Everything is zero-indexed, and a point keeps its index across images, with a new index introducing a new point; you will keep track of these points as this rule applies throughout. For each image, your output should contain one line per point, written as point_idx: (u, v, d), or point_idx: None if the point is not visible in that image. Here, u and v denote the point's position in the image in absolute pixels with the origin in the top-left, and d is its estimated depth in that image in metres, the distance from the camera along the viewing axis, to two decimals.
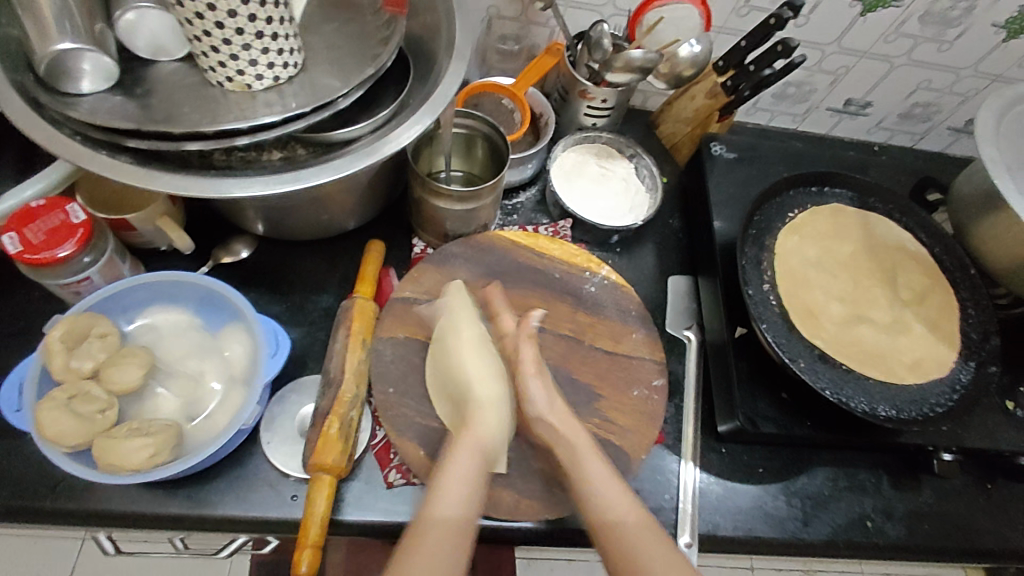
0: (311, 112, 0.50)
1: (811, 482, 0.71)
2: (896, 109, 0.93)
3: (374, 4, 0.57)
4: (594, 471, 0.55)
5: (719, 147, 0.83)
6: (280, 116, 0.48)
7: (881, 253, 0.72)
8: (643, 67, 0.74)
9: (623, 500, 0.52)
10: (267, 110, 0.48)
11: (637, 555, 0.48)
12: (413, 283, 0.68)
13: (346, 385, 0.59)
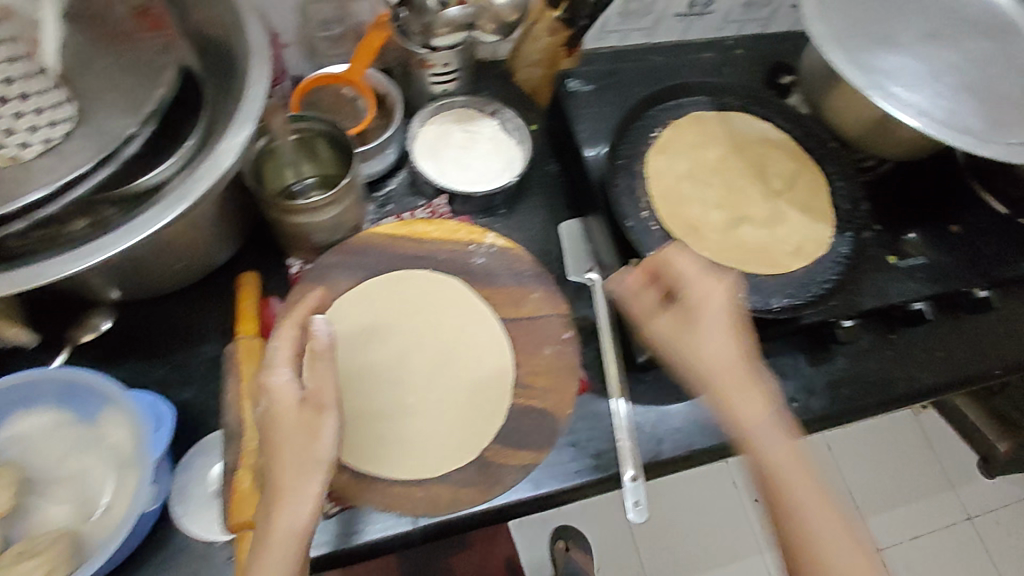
0: (95, 170, 0.46)
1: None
2: (737, 1, 0.93)
3: (142, 30, 0.51)
4: (292, 478, 0.47)
5: (576, 83, 0.79)
6: (56, 184, 0.44)
7: (743, 149, 0.73)
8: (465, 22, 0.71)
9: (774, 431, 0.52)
10: (46, 180, 0.44)
11: (798, 521, 0.49)
12: (293, 308, 0.64)
13: (250, 435, 0.57)
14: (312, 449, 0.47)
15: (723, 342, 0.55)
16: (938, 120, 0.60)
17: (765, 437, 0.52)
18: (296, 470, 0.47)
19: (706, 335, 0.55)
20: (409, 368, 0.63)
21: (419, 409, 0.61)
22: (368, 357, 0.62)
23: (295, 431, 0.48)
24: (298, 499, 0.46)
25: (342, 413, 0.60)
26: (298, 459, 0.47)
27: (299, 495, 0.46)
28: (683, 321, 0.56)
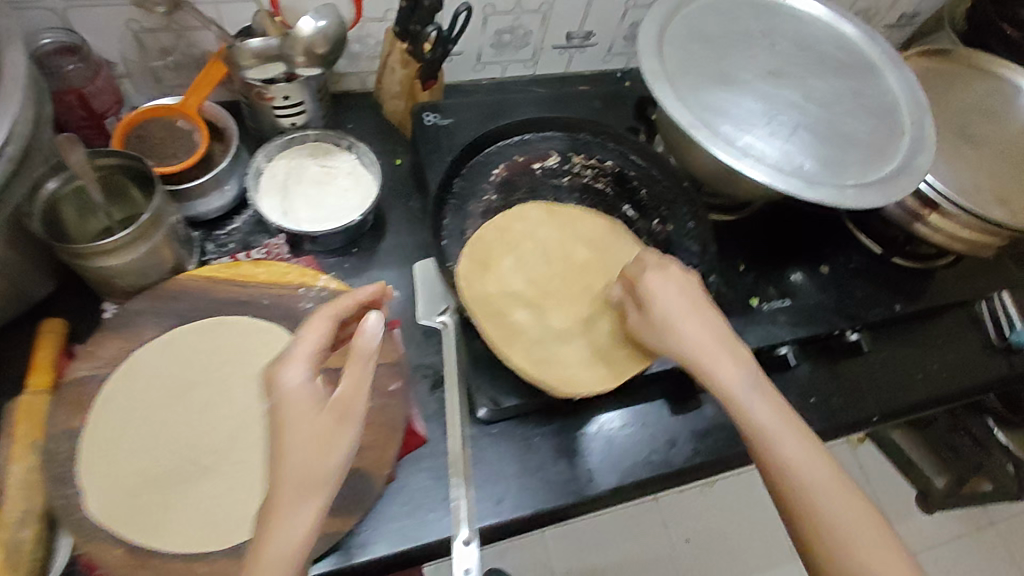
0: None
1: (593, 435, 0.70)
2: (619, 32, 0.91)
3: None
4: (286, 497, 0.43)
5: (433, 116, 0.77)
6: None
7: (605, 248, 0.66)
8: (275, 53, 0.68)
9: (802, 451, 0.50)
10: None
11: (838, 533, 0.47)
12: (88, 359, 0.59)
13: (10, 504, 0.53)
14: (325, 458, 0.44)
15: (312, 456, 0.44)
16: (766, 162, 0.58)
17: (750, 403, 0.52)
18: (301, 488, 0.43)
19: (685, 324, 0.55)
20: (211, 424, 0.58)
21: (217, 468, 0.56)
22: (167, 411, 0.58)
23: (310, 437, 0.45)
24: (291, 519, 0.43)
25: (128, 476, 0.55)
26: (307, 473, 0.44)
27: (292, 518, 0.43)
28: (681, 309, 0.56)
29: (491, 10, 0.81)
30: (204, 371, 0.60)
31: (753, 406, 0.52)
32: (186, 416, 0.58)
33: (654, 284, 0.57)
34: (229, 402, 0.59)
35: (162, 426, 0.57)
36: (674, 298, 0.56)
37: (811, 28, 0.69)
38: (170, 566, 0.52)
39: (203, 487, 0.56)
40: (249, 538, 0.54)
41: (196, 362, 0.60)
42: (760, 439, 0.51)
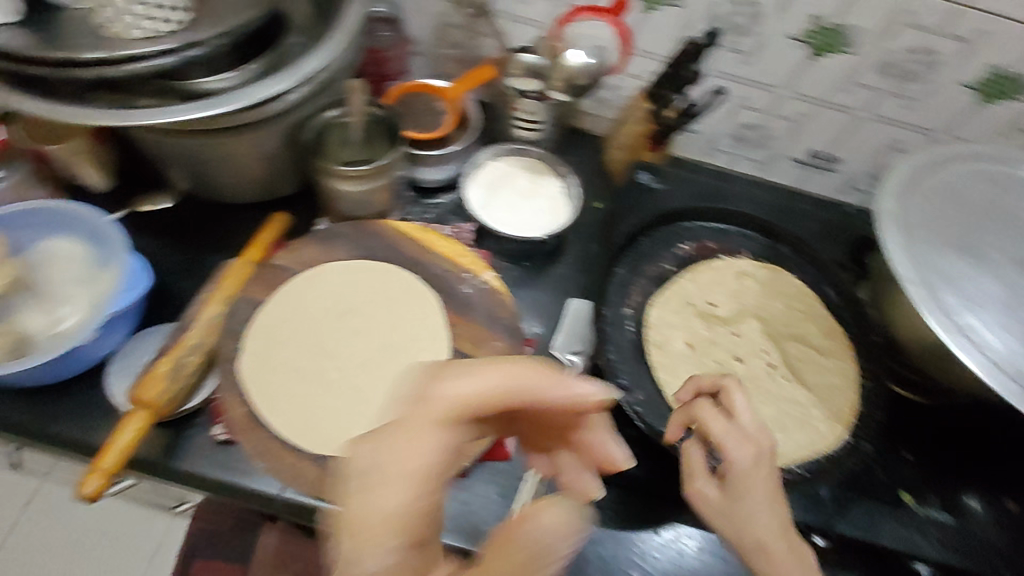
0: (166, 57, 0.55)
1: (666, 542, 0.62)
2: (866, 169, 0.87)
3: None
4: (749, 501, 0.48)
5: (647, 178, 0.82)
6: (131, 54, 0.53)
7: (758, 393, 0.60)
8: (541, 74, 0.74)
9: None
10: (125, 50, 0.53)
11: None
12: (290, 254, 0.70)
13: (191, 333, 0.63)
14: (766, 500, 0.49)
15: (755, 508, 0.48)
16: (982, 349, 0.51)
17: (779, 558, 0.47)
18: (755, 480, 0.49)
19: (756, 506, 0.48)
20: (353, 347, 0.66)
21: (340, 384, 0.64)
22: (328, 320, 0.67)
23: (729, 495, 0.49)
24: (757, 504, 0.48)
25: (280, 355, 0.64)
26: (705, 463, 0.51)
27: (745, 494, 0.49)
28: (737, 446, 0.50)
29: (744, 104, 0.82)
30: (370, 302, 0.69)
31: None
32: (338, 330, 0.67)
33: (732, 453, 0.50)
34: (373, 335, 0.67)
35: (317, 329, 0.66)
36: (749, 461, 0.50)
37: None
38: (268, 444, 0.60)
39: (324, 393, 0.63)
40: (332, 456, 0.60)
41: (367, 293, 0.69)
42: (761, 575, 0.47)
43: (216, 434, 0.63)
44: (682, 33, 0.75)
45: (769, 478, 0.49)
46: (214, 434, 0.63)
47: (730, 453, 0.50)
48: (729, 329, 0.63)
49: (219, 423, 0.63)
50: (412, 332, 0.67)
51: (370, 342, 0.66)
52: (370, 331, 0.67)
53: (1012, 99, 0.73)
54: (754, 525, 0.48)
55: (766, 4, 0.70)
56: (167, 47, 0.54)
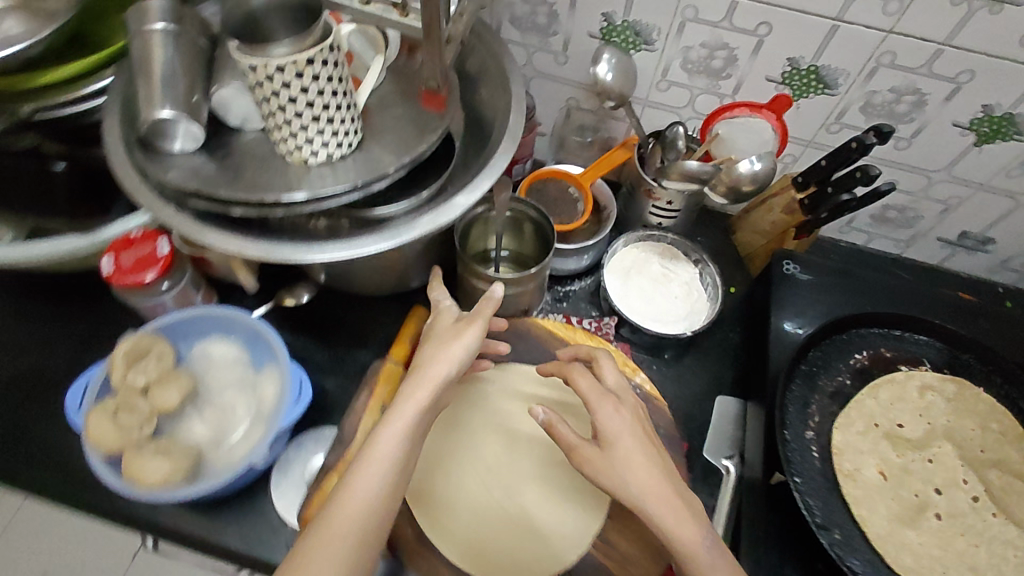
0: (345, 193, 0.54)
1: None
2: (1023, 249, 0.82)
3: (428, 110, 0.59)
4: (627, 455, 0.52)
5: (794, 267, 0.76)
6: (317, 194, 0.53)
7: (958, 528, 0.57)
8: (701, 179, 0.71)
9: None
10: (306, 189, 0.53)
11: None
12: None
13: (354, 447, 0.62)
14: (628, 446, 0.53)
15: (639, 473, 0.51)
16: None
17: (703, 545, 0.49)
18: (633, 438, 0.53)
19: (630, 470, 0.52)
20: (518, 464, 0.64)
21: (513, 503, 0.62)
22: (489, 433, 0.65)
23: (625, 453, 0.53)
24: (623, 466, 0.52)
25: (444, 473, 0.63)
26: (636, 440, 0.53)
27: (614, 463, 0.52)
28: (610, 403, 0.55)
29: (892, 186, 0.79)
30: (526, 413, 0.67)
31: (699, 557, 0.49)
32: (496, 444, 0.65)
33: (608, 415, 0.54)
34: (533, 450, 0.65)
35: (476, 445, 0.65)
36: (621, 424, 0.54)
37: None
38: (439, 569, 0.58)
39: (490, 515, 0.61)
40: None
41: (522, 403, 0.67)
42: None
43: None
44: (832, 120, 0.72)
45: (627, 421, 0.54)
46: None
47: (598, 412, 0.54)
48: (918, 452, 0.60)
49: None
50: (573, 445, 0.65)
51: (530, 459, 0.64)
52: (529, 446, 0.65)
53: None
54: (626, 478, 0.51)
55: (932, 93, 0.66)
56: (354, 182, 0.53)
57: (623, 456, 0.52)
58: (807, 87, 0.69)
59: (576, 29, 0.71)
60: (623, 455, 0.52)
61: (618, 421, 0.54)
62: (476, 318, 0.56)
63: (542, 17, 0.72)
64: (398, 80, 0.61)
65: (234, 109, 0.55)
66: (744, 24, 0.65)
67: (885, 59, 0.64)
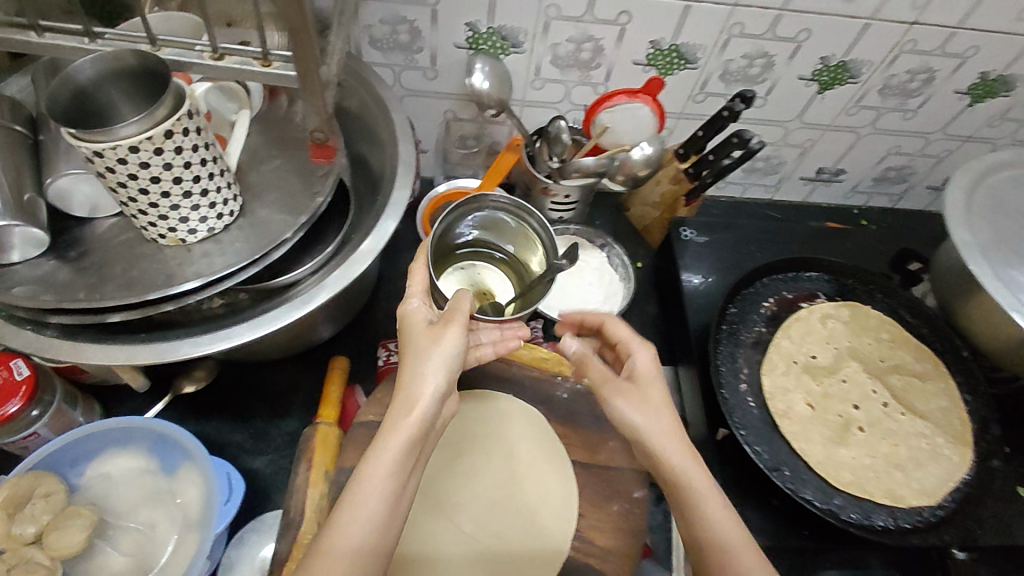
0: (242, 270, 0.49)
1: None
2: (869, 174, 0.92)
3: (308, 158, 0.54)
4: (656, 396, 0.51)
5: (690, 232, 0.80)
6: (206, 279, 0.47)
7: (884, 433, 0.62)
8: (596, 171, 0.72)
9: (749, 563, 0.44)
10: (192, 277, 0.48)
11: None
12: (376, 406, 0.65)
13: (307, 526, 0.58)
14: (654, 385, 0.52)
15: (668, 417, 0.50)
16: None
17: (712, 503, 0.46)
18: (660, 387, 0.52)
19: (655, 412, 0.50)
20: (474, 489, 0.63)
21: (494, 517, 0.61)
22: (435, 467, 0.63)
23: (654, 391, 0.51)
24: (654, 409, 0.50)
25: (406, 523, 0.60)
26: (658, 385, 0.52)
27: (646, 402, 0.51)
28: (637, 345, 0.54)
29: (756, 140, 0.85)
30: (476, 437, 0.65)
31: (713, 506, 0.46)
32: (452, 475, 0.63)
33: (643, 356, 0.53)
34: (491, 473, 0.64)
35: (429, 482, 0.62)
36: (657, 372, 0.53)
37: None
38: None
39: (462, 550, 0.59)
40: None
41: (470, 427, 0.65)
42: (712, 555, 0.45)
43: None
44: (698, 91, 0.77)
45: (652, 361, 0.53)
46: None
47: (635, 352, 0.54)
48: (832, 375, 0.65)
49: None
50: (528, 459, 0.64)
51: (489, 481, 0.63)
52: (485, 469, 0.64)
53: (1002, 95, 0.79)
54: (655, 423, 0.49)
55: (777, 54, 0.72)
56: (251, 257, 0.49)
57: (652, 389, 0.52)
58: (671, 65, 0.73)
59: (441, 41, 0.70)
60: (654, 392, 0.51)
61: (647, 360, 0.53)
62: (452, 320, 0.53)
63: (404, 35, 0.69)
64: (270, 130, 0.57)
65: (79, 198, 0.49)
66: (605, 14, 0.67)
67: (734, 29, 0.69)
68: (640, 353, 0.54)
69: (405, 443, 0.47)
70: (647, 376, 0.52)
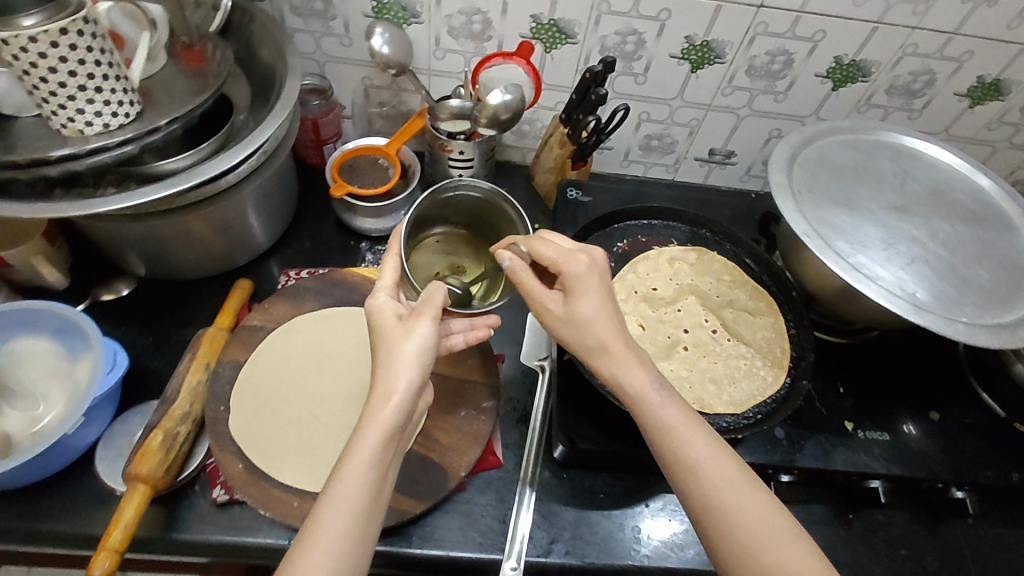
0: (118, 146, 0.60)
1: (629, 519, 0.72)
2: (759, 157, 1.00)
3: (206, 79, 0.65)
4: (589, 311, 0.57)
5: (576, 192, 0.89)
6: (82, 148, 0.58)
7: (703, 358, 0.70)
8: (462, 113, 0.82)
9: (706, 459, 0.52)
10: (69, 143, 0.59)
11: (736, 534, 0.50)
12: (262, 314, 0.74)
13: (178, 402, 0.66)
14: (585, 300, 0.57)
15: (608, 332, 0.57)
16: (875, 279, 0.63)
17: (656, 403, 0.55)
18: (604, 310, 0.58)
19: (593, 320, 0.57)
20: (338, 388, 0.71)
21: (352, 409, 0.70)
22: (308, 368, 0.71)
23: (588, 300, 0.57)
24: (586, 322, 0.57)
25: (272, 407, 0.68)
26: (599, 306, 0.57)
27: (584, 312, 0.57)
28: (565, 254, 0.58)
29: (646, 117, 0.94)
30: (348, 345, 0.74)
31: (664, 414, 0.54)
32: (323, 374, 0.71)
33: (572, 263, 0.58)
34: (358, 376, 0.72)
35: (299, 376, 0.71)
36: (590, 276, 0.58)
37: (949, 176, 0.75)
38: (271, 491, 0.63)
39: (315, 433, 0.67)
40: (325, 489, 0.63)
41: (345, 337, 0.74)
42: (664, 444, 0.54)
43: (217, 499, 0.65)
44: (582, 66, 0.86)
45: (601, 285, 0.58)
46: (215, 500, 0.65)
47: (564, 263, 0.58)
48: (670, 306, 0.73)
49: (218, 486, 0.65)
50: None
51: (353, 382, 0.71)
52: (354, 371, 0.72)
53: (860, 80, 0.87)
54: (595, 331, 0.57)
55: (646, 31, 0.82)
56: (125, 137, 0.60)
57: (584, 301, 0.57)
58: (553, 38, 0.83)
59: (350, 10, 0.80)
60: (586, 302, 0.57)
61: (578, 263, 0.58)
62: (424, 311, 0.57)
63: (318, 3, 0.80)
64: (179, 60, 0.67)
65: (4, 96, 0.59)
66: None
67: (603, 7, 0.79)
68: (571, 261, 0.58)
69: (383, 432, 0.51)
70: (580, 286, 0.57)
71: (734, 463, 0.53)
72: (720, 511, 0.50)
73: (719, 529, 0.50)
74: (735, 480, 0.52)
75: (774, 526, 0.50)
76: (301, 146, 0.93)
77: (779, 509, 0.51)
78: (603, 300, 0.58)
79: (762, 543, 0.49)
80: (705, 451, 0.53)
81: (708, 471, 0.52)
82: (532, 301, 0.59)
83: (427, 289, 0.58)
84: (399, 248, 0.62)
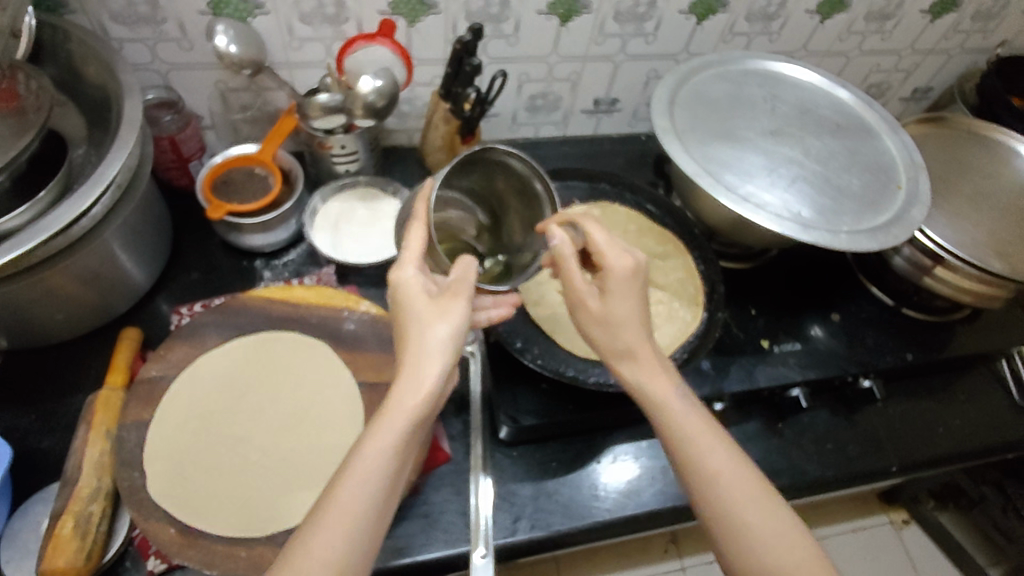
0: None
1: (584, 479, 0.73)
2: (641, 99, 1.01)
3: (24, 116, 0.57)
4: (618, 315, 0.56)
5: None
6: None
7: None
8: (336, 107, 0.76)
9: (727, 466, 0.52)
10: None
11: (746, 539, 0.50)
12: (159, 361, 0.67)
13: (83, 480, 0.59)
14: (619, 305, 0.56)
15: (634, 336, 0.56)
16: (764, 207, 0.66)
17: (679, 410, 0.54)
18: (631, 314, 0.56)
19: (621, 325, 0.56)
20: (261, 424, 0.66)
21: (280, 442, 0.65)
22: (222, 410, 0.66)
23: (620, 302, 0.56)
24: (615, 327, 0.56)
25: (192, 461, 0.63)
26: (626, 310, 0.56)
27: (615, 317, 0.56)
28: (613, 248, 0.57)
29: (525, 77, 0.92)
30: (262, 375, 0.69)
31: (684, 420, 0.54)
32: (240, 413, 0.67)
33: (618, 264, 0.56)
34: (280, 407, 0.68)
35: (213, 422, 0.65)
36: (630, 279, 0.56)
37: (813, 94, 0.79)
38: (213, 548, 0.58)
39: (247, 478, 0.63)
40: (267, 533, 0.59)
41: (258, 368, 0.69)
42: (684, 446, 0.53)
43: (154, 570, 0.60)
44: (450, 35, 0.83)
45: (637, 288, 0.57)
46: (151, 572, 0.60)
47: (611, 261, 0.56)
48: None
49: (151, 556, 0.60)
50: (314, 389, 0.69)
51: (276, 414, 0.67)
52: (274, 404, 0.68)
53: (720, 11, 0.89)
54: (617, 338, 0.56)
55: None
56: None
57: (612, 304, 0.56)
58: (414, 11, 0.78)
59: (182, 9, 0.72)
60: (614, 306, 0.56)
61: (622, 264, 0.56)
62: (459, 291, 0.52)
63: (142, 7, 0.71)
64: None
65: None
66: None
67: None
68: (616, 265, 0.56)
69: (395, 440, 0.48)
70: (618, 291, 0.56)
71: (752, 471, 0.53)
72: (733, 513, 0.50)
73: (730, 530, 0.50)
74: (750, 488, 0.51)
75: (783, 533, 0.50)
76: (163, 168, 0.84)
77: (800, 530, 0.51)
78: (633, 306, 0.56)
79: (772, 553, 0.49)
80: (724, 458, 0.53)
81: (724, 475, 0.52)
82: (569, 288, 0.58)
83: (459, 267, 0.53)
84: (426, 216, 0.56)
